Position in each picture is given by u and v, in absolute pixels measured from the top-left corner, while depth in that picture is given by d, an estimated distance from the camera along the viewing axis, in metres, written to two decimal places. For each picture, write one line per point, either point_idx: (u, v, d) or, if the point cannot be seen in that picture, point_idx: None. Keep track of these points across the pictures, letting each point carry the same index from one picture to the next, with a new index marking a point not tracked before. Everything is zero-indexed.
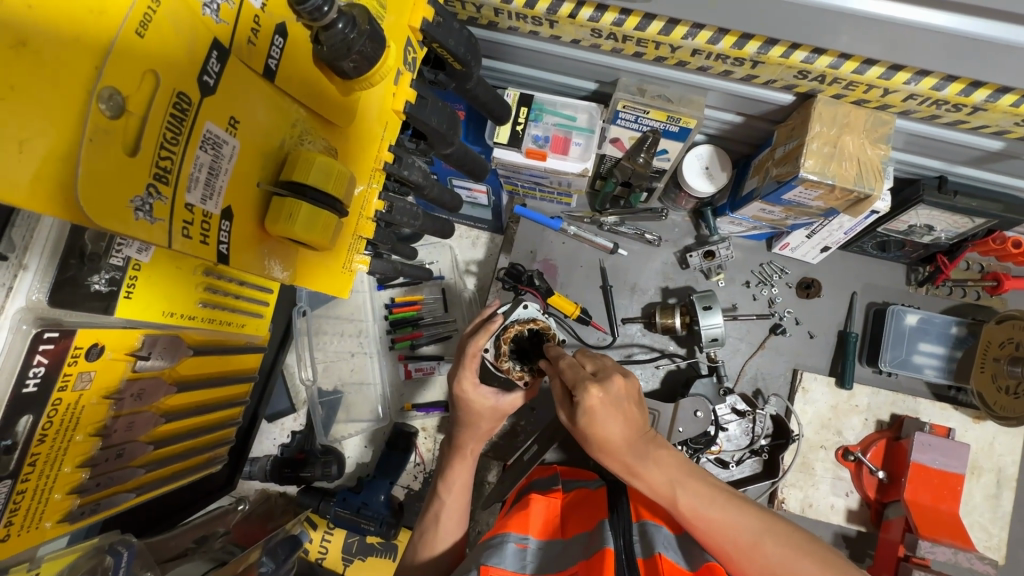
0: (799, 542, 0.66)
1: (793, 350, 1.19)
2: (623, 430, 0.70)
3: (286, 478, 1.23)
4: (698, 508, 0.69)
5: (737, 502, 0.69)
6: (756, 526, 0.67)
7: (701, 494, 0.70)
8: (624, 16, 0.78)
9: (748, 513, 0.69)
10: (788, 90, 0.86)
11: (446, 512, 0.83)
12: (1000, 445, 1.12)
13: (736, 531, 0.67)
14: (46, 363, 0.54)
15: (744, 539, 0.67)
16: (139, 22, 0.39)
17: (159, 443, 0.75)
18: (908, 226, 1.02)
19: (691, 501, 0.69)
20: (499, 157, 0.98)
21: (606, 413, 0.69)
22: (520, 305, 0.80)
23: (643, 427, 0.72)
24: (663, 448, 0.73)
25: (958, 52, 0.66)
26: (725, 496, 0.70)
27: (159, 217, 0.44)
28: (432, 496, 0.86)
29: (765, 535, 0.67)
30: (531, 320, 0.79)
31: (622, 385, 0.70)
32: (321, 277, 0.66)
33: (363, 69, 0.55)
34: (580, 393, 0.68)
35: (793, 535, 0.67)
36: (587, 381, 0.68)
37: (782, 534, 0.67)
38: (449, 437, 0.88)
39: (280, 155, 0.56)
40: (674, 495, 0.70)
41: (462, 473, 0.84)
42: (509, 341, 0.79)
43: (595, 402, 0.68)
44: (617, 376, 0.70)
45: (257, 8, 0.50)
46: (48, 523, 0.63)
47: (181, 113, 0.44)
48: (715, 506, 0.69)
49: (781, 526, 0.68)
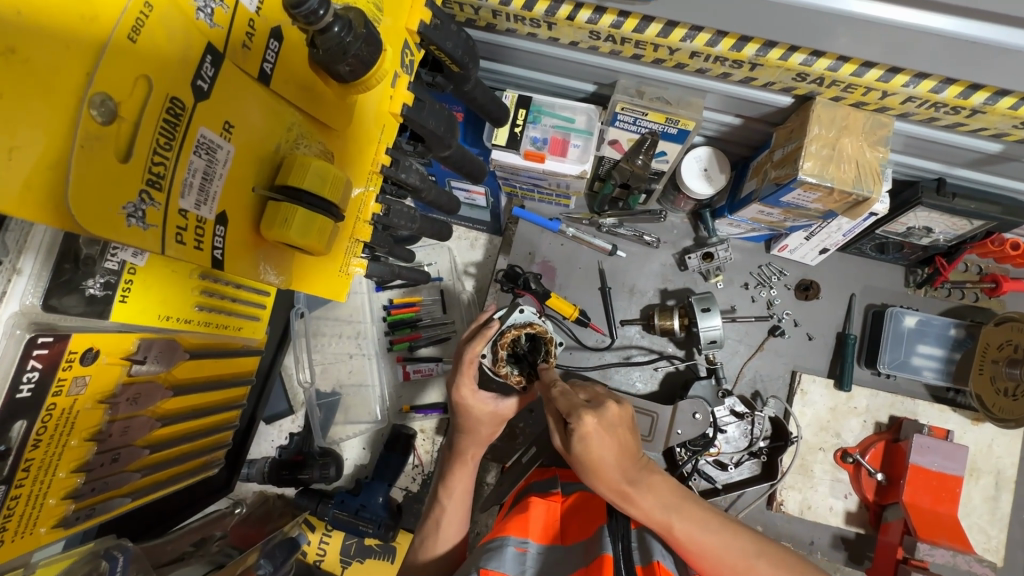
0: (786, 562, 0.69)
1: (791, 352, 1.18)
2: (617, 456, 0.69)
3: (284, 480, 1.21)
4: (694, 534, 0.69)
5: (729, 526, 0.71)
6: (750, 549, 0.69)
7: (697, 519, 0.70)
8: (622, 18, 0.78)
9: (739, 535, 0.71)
10: (786, 92, 0.86)
11: (447, 518, 0.82)
12: (998, 447, 1.12)
13: (732, 555, 0.68)
14: (41, 368, 0.54)
15: (739, 562, 0.68)
16: (131, 27, 0.39)
17: (156, 447, 0.74)
18: (906, 228, 1.02)
19: (688, 527, 0.69)
20: (497, 159, 0.97)
21: (602, 440, 0.68)
22: (517, 311, 0.81)
23: (635, 454, 0.72)
24: (655, 474, 0.73)
25: (956, 55, 0.66)
26: (718, 520, 0.71)
27: (151, 223, 0.44)
28: (434, 503, 0.86)
29: (758, 557, 0.69)
30: (527, 324, 0.80)
31: (616, 411, 0.71)
32: (317, 281, 0.65)
33: (359, 73, 0.55)
34: (576, 419, 0.68)
35: (784, 557, 0.70)
36: (582, 408, 0.69)
37: (773, 556, 0.69)
38: (449, 442, 0.88)
39: (275, 158, 0.55)
40: (670, 522, 0.70)
41: (463, 479, 0.84)
42: (505, 346, 0.79)
43: (590, 429, 0.68)
44: (610, 404, 0.71)
45: (252, 11, 0.50)
46: (43, 529, 0.62)
47: (175, 119, 0.44)
48: (710, 530, 0.69)
49: (771, 548, 0.70)
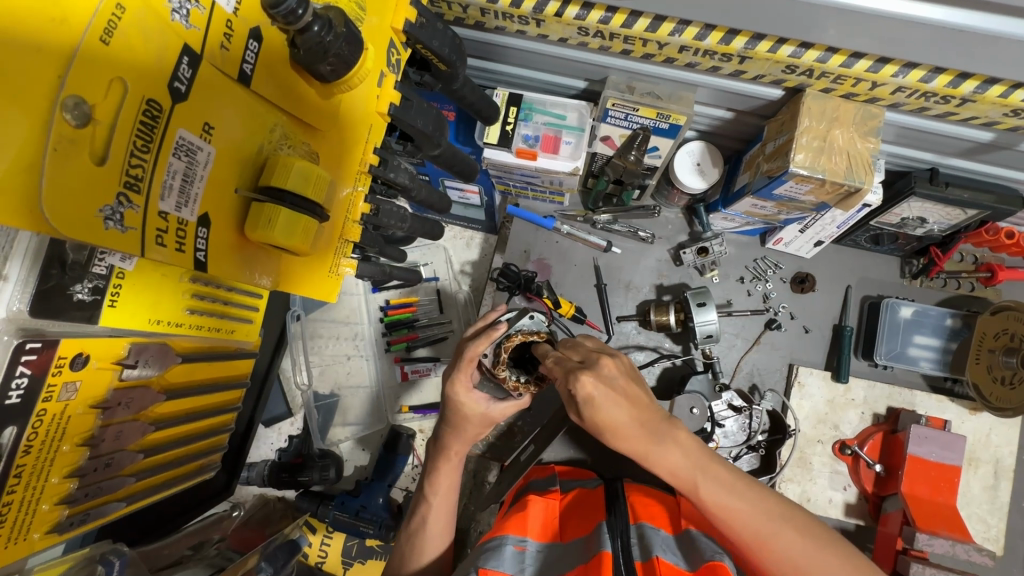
0: (816, 532, 0.66)
1: (788, 345, 1.18)
2: (629, 413, 0.68)
3: (283, 482, 1.20)
4: (718, 497, 0.68)
5: (756, 490, 0.69)
6: (778, 514, 0.67)
7: (723, 481, 0.69)
8: (610, 13, 0.78)
9: (767, 500, 0.69)
10: (776, 85, 0.86)
11: (433, 516, 0.84)
12: (997, 436, 1.12)
13: (756, 520, 0.67)
14: (29, 374, 0.54)
15: (764, 528, 0.66)
16: (103, 29, 0.39)
17: (150, 451, 0.74)
18: (901, 218, 1.02)
19: (713, 488, 0.68)
20: (489, 157, 0.97)
21: (608, 400, 0.67)
22: (526, 316, 0.78)
23: (650, 407, 0.71)
24: (679, 428, 0.71)
25: (945, 43, 0.66)
26: (744, 483, 0.69)
27: (131, 225, 0.45)
28: (419, 501, 0.87)
29: (786, 522, 0.67)
30: (535, 332, 0.77)
31: (611, 366, 0.70)
32: (305, 283, 0.66)
33: (341, 72, 0.55)
34: (574, 385, 0.67)
35: (815, 527, 0.67)
36: (576, 370, 0.67)
37: (800, 522, 0.67)
38: (434, 436, 0.87)
39: (258, 160, 0.56)
40: (695, 481, 0.69)
41: (447, 475, 0.84)
42: (509, 350, 0.77)
43: (590, 389, 0.66)
44: (604, 359, 0.70)
45: (229, 12, 0.50)
46: (37, 534, 0.63)
47: (152, 121, 0.44)
48: (736, 494, 0.68)
49: (800, 515, 0.68)
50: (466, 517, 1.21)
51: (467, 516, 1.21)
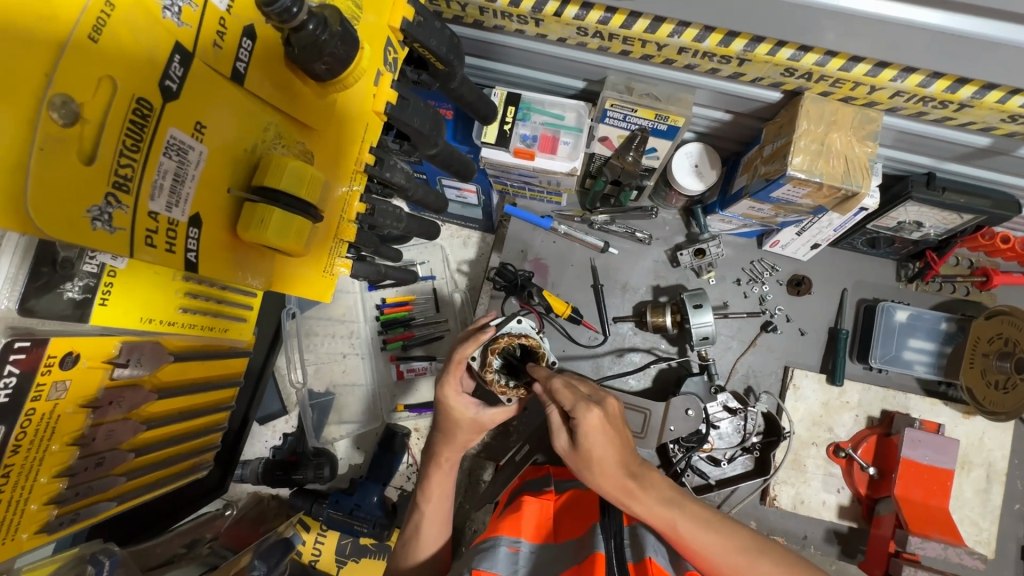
0: (789, 562, 0.69)
1: (784, 347, 1.18)
2: (617, 452, 0.70)
3: (277, 480, 1.20)
4: (696, 532, 0.70)
5: (730, 524, 0.72)
6: (751, 547, 0.70)
7: (699, 517, 0.71)
8: (610, 14, 0.78)
9: (740, 534, 0.71)
10: (775, 88, 0.86)
11: (425, 525, 0.84)
12: (989, 440, 1.13)
13: (734, 554, 0.69)
14: (18, 372, 0.54)
15: (742, 560, 0.68)
16: (92, 26, 0.39)
17: (141, 450, 0.74)
18: (897, 222, 1.02)
19: (690, 525, 0.70)
20: (487, 157, 0.96)
21: (603, 433, 0.69)
22: (514, 320, 0.78)
23: (633, 449, 0.73)
24: (654, 471, 0.74)
25: (945, 48, 0.66)
26: (719, 519, 0.72)
27: (119, 226, 0.44)
28: (413, 507, 0.87)
29: (761, 554, 0.69)
30: (522, 335, 0.76)
31: (615, 407, 0.73)
32: (298, 283, 0.66)
33: (336, 71, 0.55)
34: (581, 415, 0.68)
35: (787, 557, 0.70)
36: (587, 402, 0.69)
37: (777, 554, 0.69)
38: (427, 444, 0.87)
39: (250, 158, 0.56)
40: (673, 520, 0.70)
41: (440, 483, 0.84)
42: (497, 352, 0.76)
43: (595, 422, 0.68)
44: (610, 399, 0.73)
45: (223, 9, 0.49)
46: (25, 534, 0.62)
47: (142, 119, 0.44)
48: (713, 529, 0.70)
49: (773, 546, 0.71)
50: (462, 516, 1.20)
51: (461, 514, 1.20)
